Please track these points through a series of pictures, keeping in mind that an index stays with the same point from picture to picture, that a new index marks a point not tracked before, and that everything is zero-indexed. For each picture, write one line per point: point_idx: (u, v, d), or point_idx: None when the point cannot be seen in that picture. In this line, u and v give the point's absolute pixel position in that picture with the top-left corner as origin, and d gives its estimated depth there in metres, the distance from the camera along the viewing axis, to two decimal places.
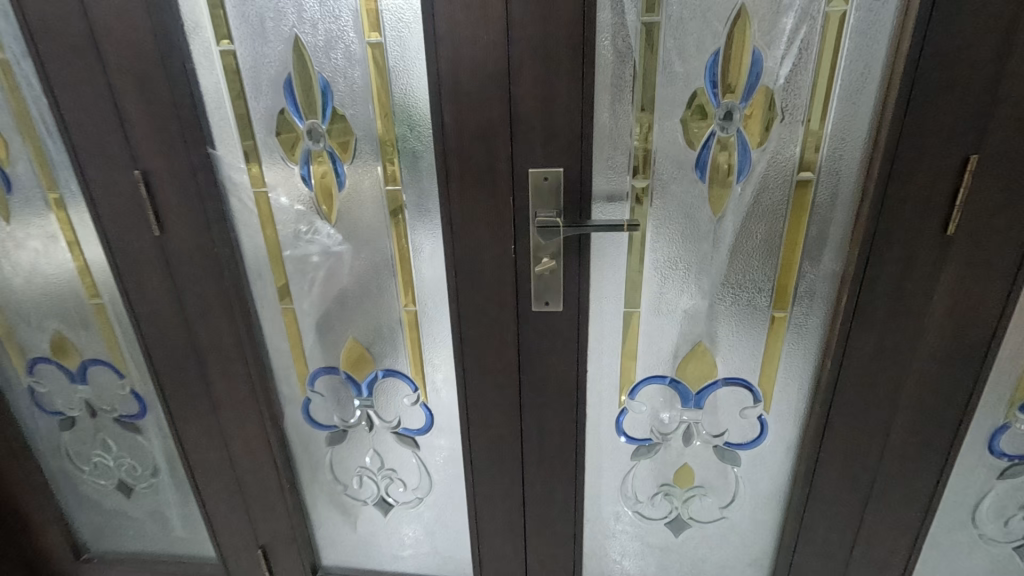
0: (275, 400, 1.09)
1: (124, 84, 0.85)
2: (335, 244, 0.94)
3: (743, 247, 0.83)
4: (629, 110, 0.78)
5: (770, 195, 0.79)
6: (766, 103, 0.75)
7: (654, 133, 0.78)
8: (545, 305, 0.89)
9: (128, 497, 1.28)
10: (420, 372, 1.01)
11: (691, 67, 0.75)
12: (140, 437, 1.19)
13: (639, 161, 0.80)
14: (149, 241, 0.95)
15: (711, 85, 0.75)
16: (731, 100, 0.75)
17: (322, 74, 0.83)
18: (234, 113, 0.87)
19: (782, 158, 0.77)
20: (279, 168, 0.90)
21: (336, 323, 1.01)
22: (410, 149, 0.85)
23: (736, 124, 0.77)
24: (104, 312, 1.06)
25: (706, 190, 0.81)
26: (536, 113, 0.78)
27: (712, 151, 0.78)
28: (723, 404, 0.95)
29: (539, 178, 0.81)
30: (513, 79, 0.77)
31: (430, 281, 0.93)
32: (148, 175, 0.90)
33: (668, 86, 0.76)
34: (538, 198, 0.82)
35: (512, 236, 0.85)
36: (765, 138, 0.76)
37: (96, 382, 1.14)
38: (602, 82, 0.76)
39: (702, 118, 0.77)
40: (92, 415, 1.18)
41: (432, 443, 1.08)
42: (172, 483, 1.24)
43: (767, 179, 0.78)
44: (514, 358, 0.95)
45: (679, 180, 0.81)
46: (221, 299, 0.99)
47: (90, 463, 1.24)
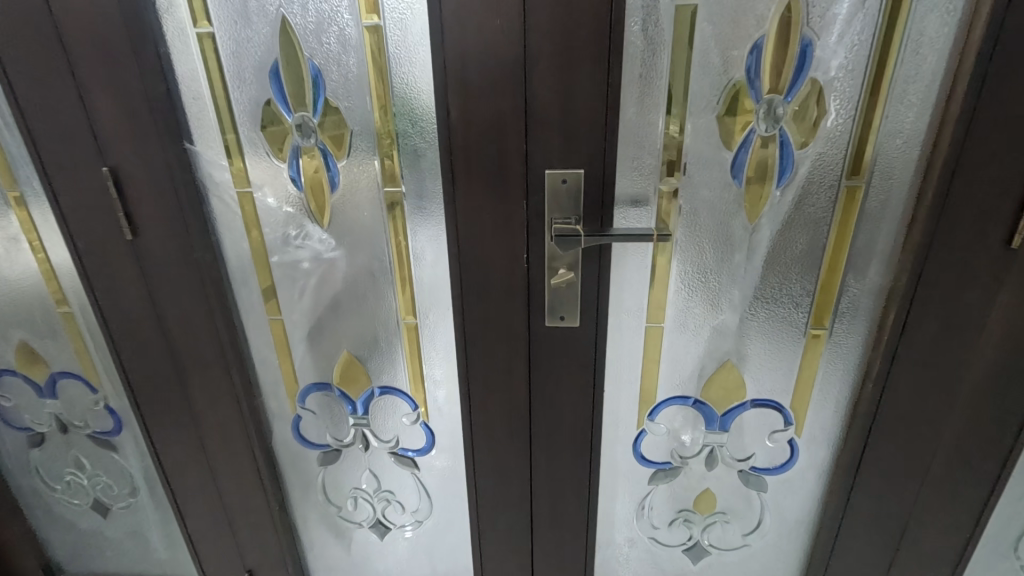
0: (263, 416, 1.01)
1: (89, 70, 0.76)
2: (328, 250, 0.85)
3: (779, 258, 0.75)
4: (658, 105, 0.69)
5: (813, 202, 0.71)
6: (813, 99, 0.67)
7: (685, 131, 0.70)
8: (560, 320, 0.81)
9: (105, 517, 1.19)
10: (420, 389, 0.93)
11: (730, 57, 0.66)
12: (116, 454, 1.11)
13: (668, 162, 0.72)
14: (119, 245, 0.86)
15: (752, 78, 0.67)
16: (774, 95, 0.67)
17: (314, 61, 0.74)
18: (214, 104, 0.78)
19: (829, 160, 0.69)
20: (265, 166, 0.81)
21: (329, 336, 0.92)
22: (411, 146, 0.76)
23: (779, 122, 0.68)
24: (73, 322, 0.96)
25: (741, 196, 0.73)
26: (555, 108, 0.69)
27: (750, 152, 0.70)
28: (750, 427, 0.88)
29: (556, 181, 0.72)
30: (530, 68, 0.68)
31: (432, 292, 0.85)
32: (118, 173, 0.81)
33: (704, 78, 0.68)
34: (555, 203, 0.74)
35: (524, 244, 0.77)
36: (811, 138, 0.68)
37: (66, 397, 1.05)
38: (630, 72, 0.68)
39: (740, 115, 0.69)
40: (63, 432, 1.09)
41: (433, 464, 1.00)
42: (151, 503, 1.15)
43: (811, 184, 0.71)
44: (524, 376, 0.87)
45: (711, 183, 0.72)
46: (201, 309, 0.90)
47: (63, 482, 1.15)
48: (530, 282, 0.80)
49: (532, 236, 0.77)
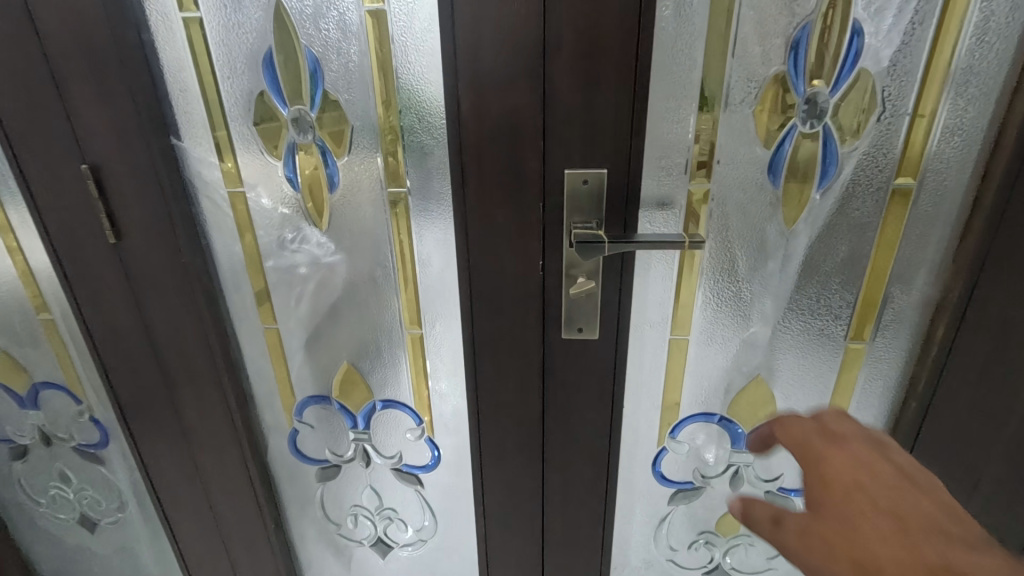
0: (257, 430, 0.95)
1: (66, 59, 0.69)
2: (327, 254, 0.79)
3: (818, 266, 0.69)
4: (690, 98, 0.63)
5: (857, 206, 0.65)
6: (861, 93, 0.61)
7: (719, 127, 0.64)
8: (577, 332, 0.75)
9: (92, 532, 1.13)
10: (426, 402, 0.87)
11: (771, 45, 0.60)
12: (103, 468, 1.05)
13: (698, 162, 0.66)
14: (102, 249, 0.80)
15: (795, 69, 0.61)
16: (819, 87, 0.61)
17: (311, 49, 0.68)
18: (203, 96, 0.72)
19: (877, 160, 0.63)
20: (258, 164, 0.75)
21: (328, 346, 0.86)
22: (417, 142, 0.69)
23: (823, 118, 0.62)
24: (55, 329, 0.90)
25: (778, 199, 0.66)
26: (577, 101, 0.63)
27: (789, 151, 0.64)
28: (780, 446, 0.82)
29: (577, 181, 0.66)
30: (550, 57, 0.62)
31: (440, 299, 0.78)
32: (100, 170, 0.75)
33: (741, 68, 0.61)
34: (575, 206, 0.68)
35: (540, 250, 0.71)
36: (858, 136, 0.62)
37: (49, 408, 0.99)
38: (659, 62, 0.62)
39: (780, 109, 0.62)
40: (47, 444, 1.03)
41: (438, 481, 0.94)
42: (140, 519, 1.09)
43: (855, 186, 0.64)
44: (538, 390, 0.81)
45: (746, 185, 0.66)
46: (191, 316, 0.84)
47: (48, 496, 1.09)
48: (546, 291, 0.74)
49: (549, 241, 0.71)
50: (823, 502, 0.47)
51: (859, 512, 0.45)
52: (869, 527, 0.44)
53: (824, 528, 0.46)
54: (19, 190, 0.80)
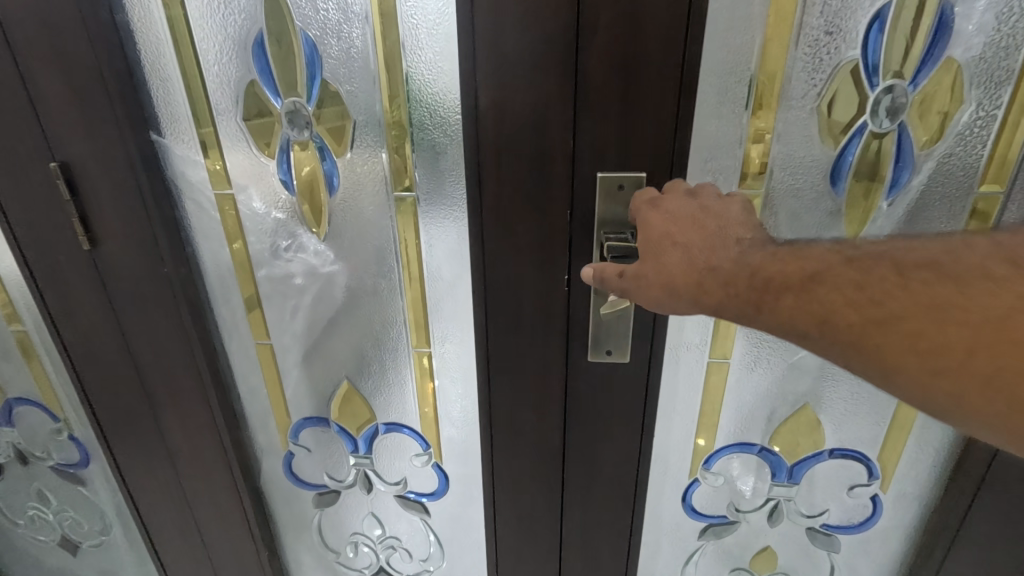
0: (249, 451, 0.87)
1: (32, 42, 0.61)
2: (325, 264, 0.71)
3: None
4: (743, 91, 0.55)
5: (933, 217, 0.57)
6: (945, 87, 0.53)
7: (775, 125, 0.56)
8: (605, 355, 0.68)
9: (75, 555, 1.03)
10: (434, 426, 0.79)
11: (841, 30, 0.52)
12: (84, 490, 0.94)
13: (749, 165, 0.57)
14: (76, 256, 0.71)
15: (869, 58, 0.52)
16: (897, 80, 0.53)
17: (308, 33, 0.60)
18: (186, 86, 0.63)
19: (958, 165, 0.55)
20: (249, 163, 0.67)
21: (327, 363, 0.78)
22: (427, 140, 0.61)
23: (897, 115, 0.54)
24: (27, 342, 0.82)
25: (839, 208, 0.58)
26: (615, 95, 0.55)
27: (855, 153, 0.56)
28: (826, 480, 0.74)
29: (611, 186, 0.58)
30: (585, 42, 0.54)
31: (452, 315, 0.70)
32: (71, 169, 0.66)
33: (805, 57, 0.53)
34: (608, 213, 0.60)
35: (566, 263, 0.64)
36: (936, 136, 0.54)
37: (25, 425, 0.89)
38: (708, 50, 0.53)
39: (848, 106, 0.54)
40: (24, 463, 0.94)
41: (447, 510, 0.86)
42: (126, 541, 0.99)
43: (932, 194, 0.56)
44: (559, 415, 0.73)
45: (803, 191, 0.58)
46: (176, 330, 0.76)
47: (26, 516, 1.00)
48: (573, 308, 0.66)
49: (577, 254, 0.63)
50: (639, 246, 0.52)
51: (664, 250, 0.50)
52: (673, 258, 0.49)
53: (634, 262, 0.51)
54: None
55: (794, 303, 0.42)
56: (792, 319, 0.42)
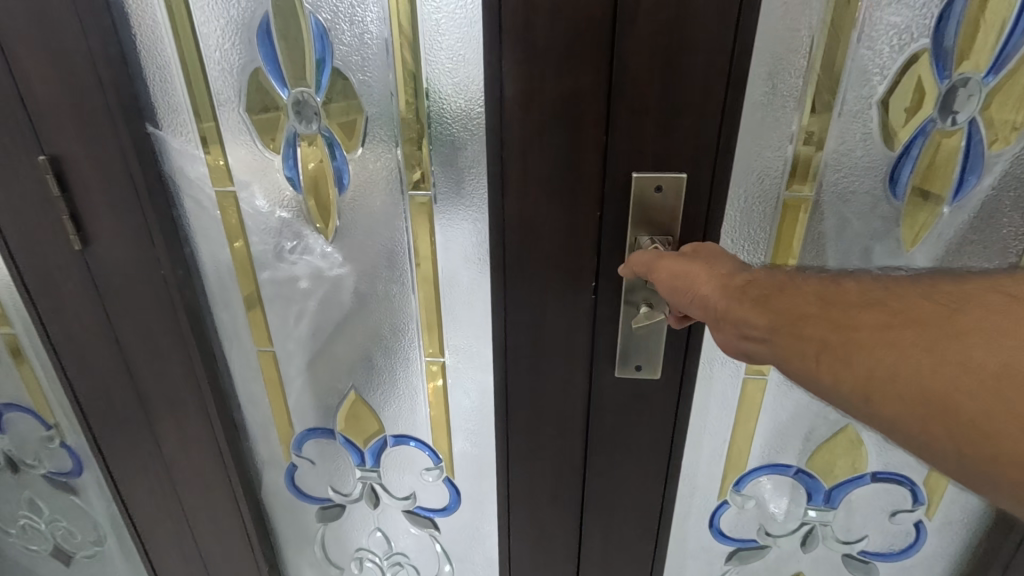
0: (250, 462, 0.82)
1: (19, 23, 0.56)
2: (332, 266, 0.66)
3: None
4: (796, 84, 0.50)
5: (1000, 223, 0.53)
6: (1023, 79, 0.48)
7: (832, 123, 0.51)
8: (634, 371, 0.63)
9: (68, 566, 0.98)
10: (446, 440, 0.74)
11: (910, 18, 0.47)
12: (77, 499, 0.89)
13: (799, 165, 0.53)
14: (66, 256, 0.67)
15: (941, 49, 0.48)
16: (971, 72, 0.48)
17: (318, 16, 0.55)
18: (185, 74, 0.58)
19: None
20: (253, 158, 0.62)
21: (334, 371, 0.73)
22: (445, 134, 0.56)
23: (967, 112, 0.50)
24: (16, 345, 0.77)
25: (898, 213, 0.54)
26: (656, 87, 0.50)
27: (919, 154, 0.52)
28: (867, 504, 0.69)
29: (648, 188, 0.53)
30: (626, 29, 0.49)
31: (468, 322, 0.66)
32: (61, 162, 0.61)
33: (867, 47, 0.48)
34: (644, 218, 0.55)
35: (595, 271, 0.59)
36: (1010, 134, 0.50)
37: (15, 432, 0.84)
38: (760, 40, 0.49)
39: (914, 101, 0.50)
40: (14, 470, 0.89)
41: (458, 527, 0.81)
42: (121, 553, 0.95)
43: (999, 198, 0.52)
44: (581, 430, 0.68)
45: (854, 196, 0.53)
46: (173, 334, 0.71)
47: (17, 526, 0.95)
48: (600, 319, 0.61)
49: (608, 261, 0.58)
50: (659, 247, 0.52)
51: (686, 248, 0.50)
52: (698, 251, 0.49)
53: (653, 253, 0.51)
54: None
55: (805, 291, 0.41)
56: (794, 303, 0.40)
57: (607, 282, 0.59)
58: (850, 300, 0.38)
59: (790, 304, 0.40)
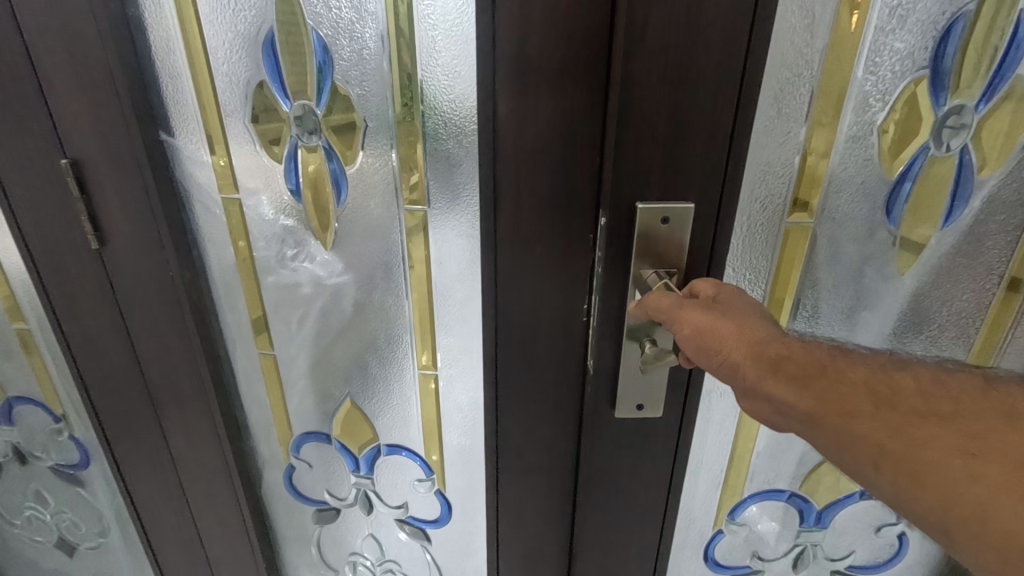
0: (252, 460, 0.84)
1: (44, 36, 0.59)
2: (331, 274, 0.67)
3: (929, 313, 0.61)
4: (797, 113, 0.54)
5: (985, 247, 0.57)
6: (1016, 106, 0.52)
7: (833, 148, 0.55)
8: (635, 410, 0.61)
9: (70, 557, 1.02)
10: (437, 453, 0.74)
11: (908, 53, 0.51)
12: (82, 490, 0.93)
13: (803, 187, 0.56)
14: (84, 255, 0.70)
15: (936, 79, 0.52)
16: (966, 100, 0.52)
17: (319, 32, 0.56)
18: (196, 85, 0.60)
19: (1015, 193, 0.55)
20: (254, 163, 0.63)
21: (336, 376, 0.74)
22: (440, 150, 0.56)
23: (959, 141, 0.54)
24: (28, 340, 0.80)
25: (895, 237, 0.58)
26: (664, 112, 0.49)
27: (916, 179, 0.56)
28: (854, 522, 0.71)
29: (656, 219, 0.52)
30: (634, 51, 0.47)
31: (462, 336, 0.65)
32: (81, 166, 0.64)
33: (869, 74, 0.52)
34: (650, 251, 0.53)
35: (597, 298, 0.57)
36: (998, 160, 0.54)
37: (24, 424, 0.88)
38: (772, 66, 0.52)
39: (912, 130, 0.54)
40: (22, 462, 0.93)
41: (449, 539, 0.81)
42: (123, 546, 0.99)
43: (987, 220, 0.56)
44: (572, 449, 0.68)
45: (851, 223, 0.58)
46: (179, 334, 0.73)
47: (22, 517, 0.99)
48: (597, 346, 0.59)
49: (606, 288, 0.56)
50: (684, 299, 0.49)
51: (714, 306, 0.47)
52: (729, 313, 0.46)
53: (680, 306, 0.49)
54: None
55: (855, 384, 0.39)
56: (844, 394, 0.39)
57: (606, 309, 0.57)
58: (916, 406, 0.36)
59: (840, 394, 0.39)
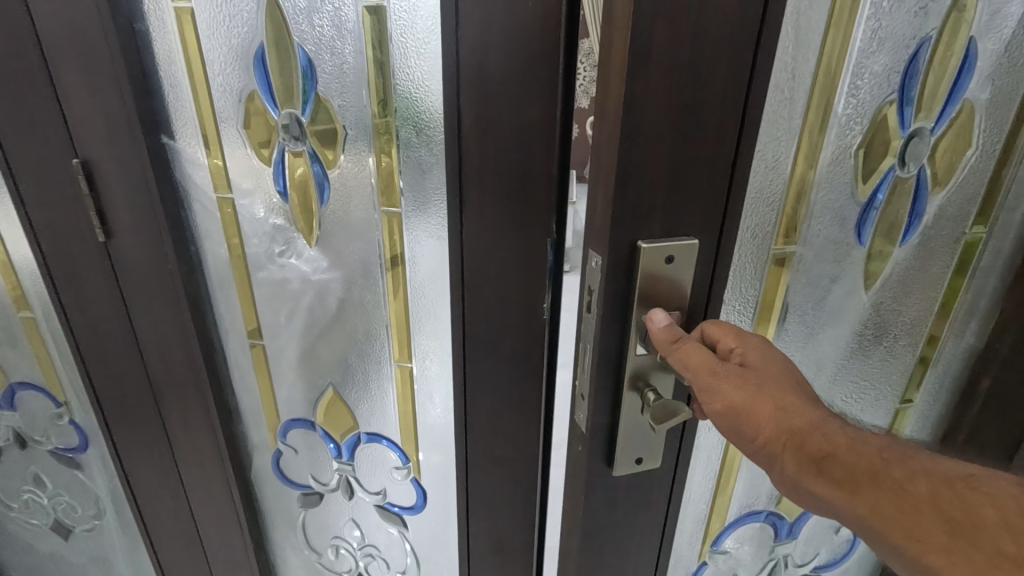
0: (242, 445, 0.89)
1: (59, 49, 0.65)
2: (316, 271, 0.72)
3: (889, 325, 0.69)
4: (788, 136, 0.56)
5: (932, 260, 0.65)
6: (959, 129, 0.59)
7: (820, 164, 0.58)
8: (634, 464, 0.62)
9: (66, 540, 1.07)
10: (413, 442, 0.79)
11: (880, 76, 0.55)
12: (80, 473, 0.99)
13: (788, 210, 0.60)
14: (91, 247, 0.75)
15: (904, 101, 0.57)
16: (924, 122, 0.58)
17: (304, 48, 0.61)
18: (194, 93, 0.66)
19: (955, 209, 0.63)
20: (246, 165, 0.69)
21: (318, 367, 0.79)
22: (414, 157, 0.61)
23: (918, 161, 0.60)
24: (34, 328, 0.86)
25: (864, 257, 0.64)
26: (667, 143, 0.49)
27: (885, 196, 0.61)
28: (818, 531, 0.80)
29: (660, 258, 0.53)
30: (642, 79, 0.46)
31: (432, 331, 0.70)
32: (90, 166, 0.70)
33: (850, 97, 0.55)
34: (653, 289, 0.54)
35: (593, 334, 0.56)
36: (946, 180, 0.61)
37: (25, 410, 0.94)
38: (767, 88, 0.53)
39: (882, 152, 0.59)
40: (21, 447, 0.98)
41: (425, 524, 0.85)
42: (118, 529, 1.04)
43: (933, 235, 0.64)
44: (536, 441, 0.71)
45: (826, 247, 0.63)
46: (176, 324, 0.79)
47: (20, 500, 1.03)
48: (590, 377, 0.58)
49: (607, 322, 0.55)
50: (715, 364, 0.51)
51: (748, 381, 0.50)
52: (763, 393, 0.49)
53: (711, 376, 0.50)
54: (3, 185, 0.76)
55: (912, 499, 0.42)
56: (904, 511, 0.42)
57: (598, 344, 0.56)
58: (1001, 546, 0.38)
59: (899, 513, 0.42)
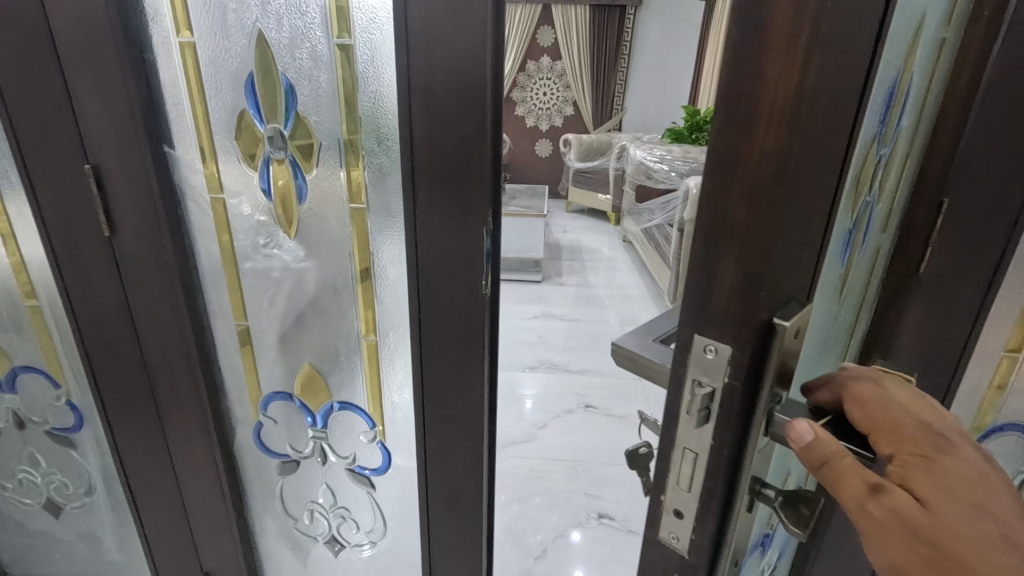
0: (225, 420, 1.00)
1: (78, 73, 0.77)
2: (296, 260, 0.85)
3: (840, 330, 0.76)
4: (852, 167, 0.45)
5: (868, 268, 0.75)
6: (896, 153, 0.66)
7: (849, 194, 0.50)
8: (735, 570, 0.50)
9: (57, 517, 1.16)
10: (379, 408, 0.91)
11: (885, 98, 0.52)
12: (75, 451, 1.09)
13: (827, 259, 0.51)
14: (97, 240, 0.87)
15: (883, 128, 0.57)
16: (887, 147, 0.62)
17: (287, 75, 0.75)
18: (194, 111, 0.80)
19: (878, 221, 0.72)
20: (237, 172, 0.82)
21: (294, 345, 0.91)
22: (377, 164, 0.76)
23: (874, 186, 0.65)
24: (39, 315, 0.97)
25: (841, 278, 0.65)
26: (809, 191, 0.37)
27: (862, 219, 0.63)
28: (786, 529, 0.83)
29: (796, 332, 0.41)
30: (807, 117, 0.34)
31: (393, 309, 0.84)
32: (100, 171, 0.82)
33: (873, 123, 0.51)
34: (785, 372, 0.42)
35: (711, 441, 0.43)
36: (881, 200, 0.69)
37: (25, 392, 1.04)
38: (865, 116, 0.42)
39: (868, 180, 0.59)
40: (20, 428, 1.07)
41: (391, 483, 0.98)
42: (107, 503, 1.14)
43: (868, 247, 0.72)
44: (480, 400, 0.85)
45: (832, 282, 0.59)
46: (170, 309, 0.90)
47: (15, 480, 1.13)
48: (707, 485, 0.45)
49: (732, 424, 0.42)
50: (870, 506, 0.37)
51: (924, 536, 0.36)
52: (955, 563, 0.35)
53: (873, 524, 0.37)
54: (20, 188, 0.88)
55: None
56: None
57: (717, 449, 0.43)
58: None
59: None
